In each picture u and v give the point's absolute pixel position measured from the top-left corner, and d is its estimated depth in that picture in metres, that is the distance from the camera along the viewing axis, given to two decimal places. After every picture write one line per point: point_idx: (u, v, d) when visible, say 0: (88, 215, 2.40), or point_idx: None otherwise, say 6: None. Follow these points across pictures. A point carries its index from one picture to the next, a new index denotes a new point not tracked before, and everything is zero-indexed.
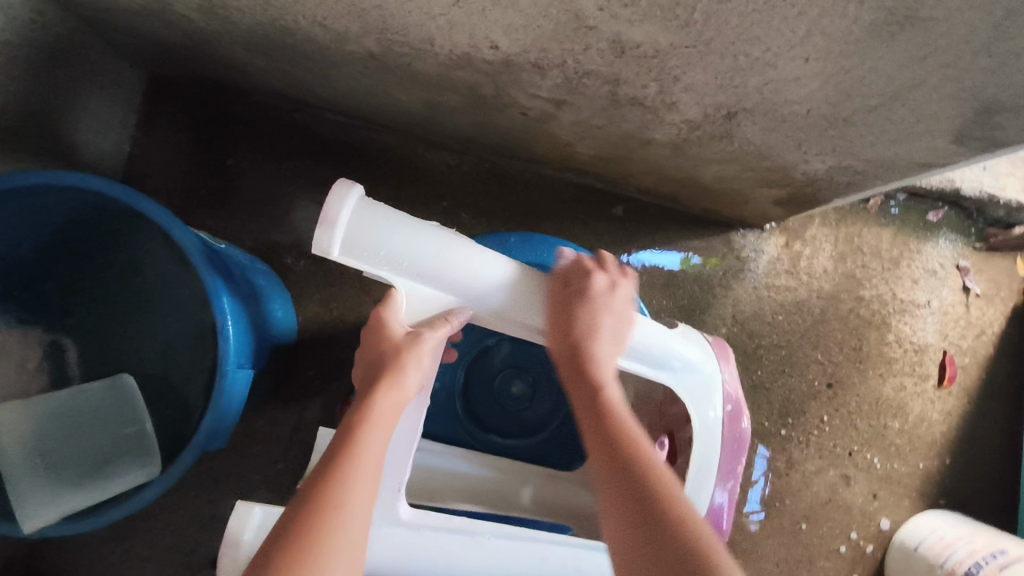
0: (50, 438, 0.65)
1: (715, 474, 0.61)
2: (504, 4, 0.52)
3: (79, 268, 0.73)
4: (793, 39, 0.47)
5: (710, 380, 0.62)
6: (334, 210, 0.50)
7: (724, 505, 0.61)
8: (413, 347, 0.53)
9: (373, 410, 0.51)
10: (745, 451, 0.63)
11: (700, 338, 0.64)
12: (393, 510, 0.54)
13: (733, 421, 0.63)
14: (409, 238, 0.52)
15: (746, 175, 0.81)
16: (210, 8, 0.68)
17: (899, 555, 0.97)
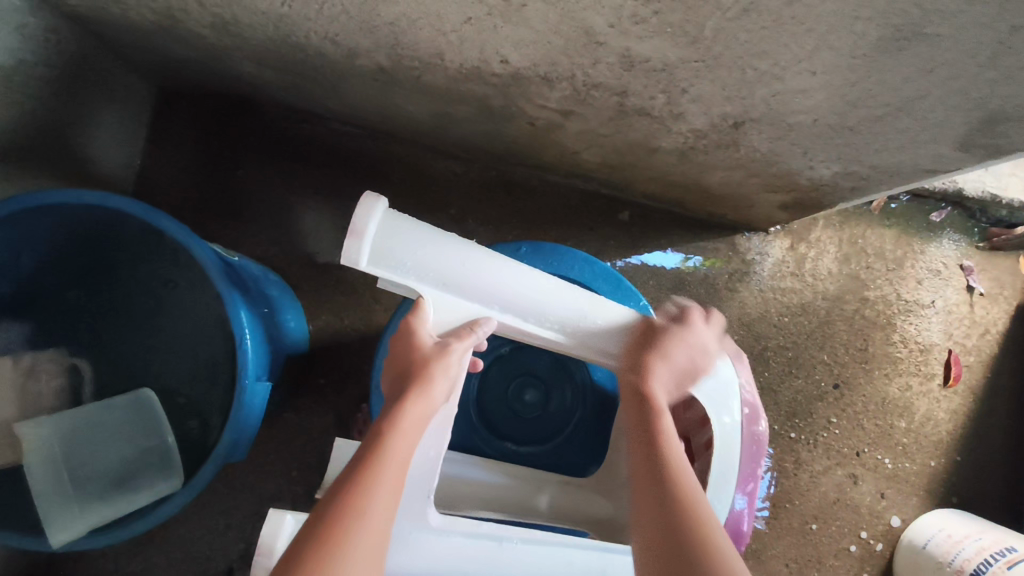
0: (75, 453, 0.67)
1: (737, 474, 0.62)
2: (516, 21, 0.53)
3: (95, 282, 0.74)
4: (801, 53, 0.48)
5: (731, 387, 0.63)
6: (361, 221, 0.53)
7: (743, 508, 0.62)
8: (440, 357, 0.55)
9: (403, 417, 0.53)
10: (763, 454, 0.64)
11: (713, 344, 0.66)
12: (422, 515, 0.56)
13: (751, 425, 0.64)
14: (434, 247, 0.55)
15: (751, 181, 0.82)
16: (222, 26, 0.69)
17: (907, 554, 0.98)
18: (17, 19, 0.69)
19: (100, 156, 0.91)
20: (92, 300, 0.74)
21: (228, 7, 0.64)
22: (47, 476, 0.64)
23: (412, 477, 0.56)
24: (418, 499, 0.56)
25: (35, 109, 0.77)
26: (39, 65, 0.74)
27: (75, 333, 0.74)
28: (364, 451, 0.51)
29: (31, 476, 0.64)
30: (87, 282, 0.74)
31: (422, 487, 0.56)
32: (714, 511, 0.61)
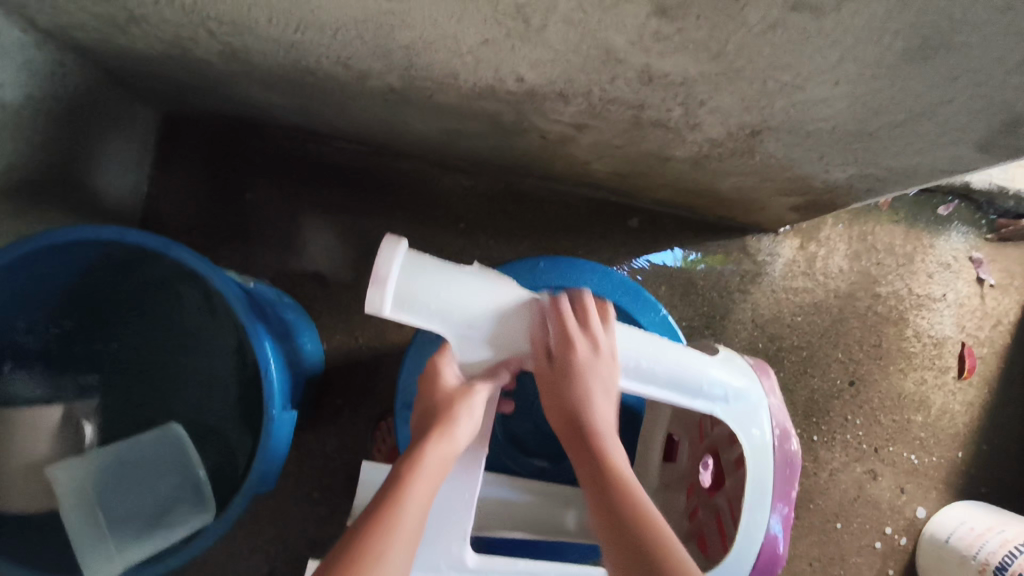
0: (108, 493, 0.66)
1: (771, 496, 0.61)
2: (535, 42, 0.53)
3: (113, 317, 0.73)
4: (825, 65, 0.48)
5: (757, 406, 0.62)
6: (385, 267, 0.51)
7: (780, 531, 0.61)
8: (465, 399, 0.55)
9: (426, 457, 0.53)
10: (797, 473, 0.62)
11: (741, 362, 0.65)
12: (461, 557, 0.55)
13: (783, 443, 0.63)
14: (458, 290, 0.54)
15: (765, 185, 0.82)
16: (230, 53, 0.68)
17: (929, 547, 0.98)
18: (22, 54, 0.68)
19: (107, 186, 0.90)
20: (111, 335, 0.74)
21: (239, 36, 0.63)
22: (82, 517, 0.64)
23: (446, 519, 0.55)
24: (454, 540, 0.55)
25: (43, 142, 0.76)
26: (45, 98, 0.74)
27: (95, 369, 0.73)
28: (383, 494, 0.51)
29: (66, 517, 0.63)
30: (106, 317, 0.73)
31: (457, 527, 0.55)
32: (749, 533, 0.59)
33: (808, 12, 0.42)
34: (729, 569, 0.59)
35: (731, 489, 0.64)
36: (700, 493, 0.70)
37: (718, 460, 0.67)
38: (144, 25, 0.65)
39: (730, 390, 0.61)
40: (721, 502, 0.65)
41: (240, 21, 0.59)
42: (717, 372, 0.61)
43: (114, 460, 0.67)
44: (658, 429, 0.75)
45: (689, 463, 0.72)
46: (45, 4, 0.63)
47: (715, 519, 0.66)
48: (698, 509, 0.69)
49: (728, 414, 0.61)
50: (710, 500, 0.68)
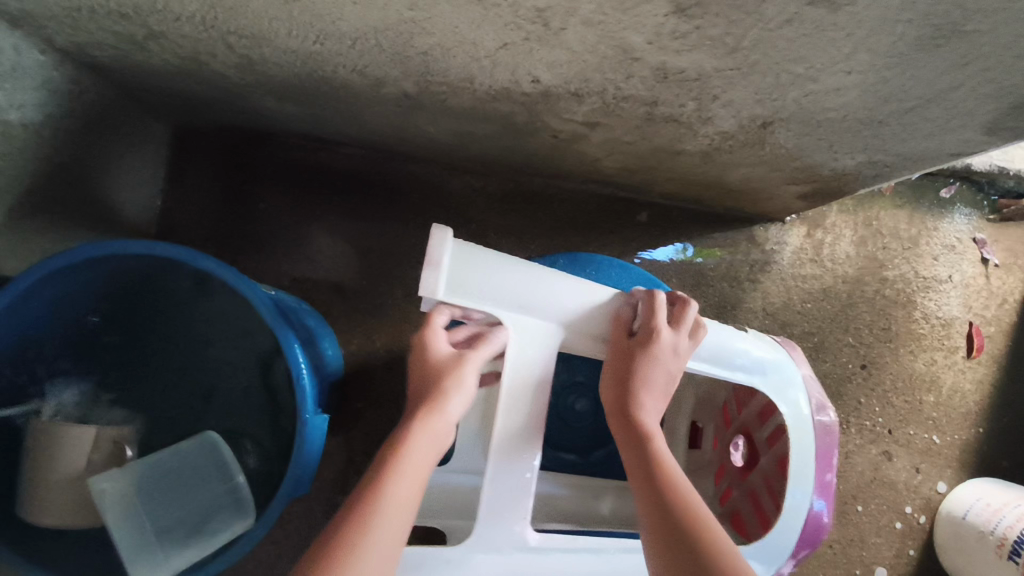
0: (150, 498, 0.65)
1: (814, 467, 0.62)
2: (553, 44, 0.54)
3: (140, 328, 0.75)
4: (838, 56, 0.49)
5: (793, 379, 0.64)
6: (437, 252, 0.53)
7: (824, 502, 0.62)
8: (453, 372, 0.55)
9: (413, 433, 0.53)
10: (837, 443, 0.64)
11: (769, 338, 0.66)
12: (524, 537, 0.56)
13: (820, 415, 0.64)
14: (505, 273, 0.56)
15: (773, 175, 0.83)
16: (247, 65, 0.70)
17: (947, 525, 0.99)
18: (41, 76, 0.69)
19: (126, 202, 0.91)
20: (139, 345, 0.75)
21: (257, 49, 0.64)
22: (128, 526, 0.62)
23: (508, 503, 0.55)
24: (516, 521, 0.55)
25: (64, 161, 0.77)
26: (63, 118, 0.75)
27: (126, 381, 0.75)
28: (376, 470, 0.51)
29: (114, 527, 0.62)
30: (134, 329, 0.75)
31: (518, 507, 0.56)
32: (794, 504, 0.61)
33: (824, 6, 0.43)
34: (779, 542, 0.61)
35: (767, 465, 0.66)
36: (730, 474, 0.71)
37: (749, 439, 0.69)
38: (161, 42, 0.66)
39: (768, 364, 0.63)
40: (756, 478, 0.67)
41: (260, 34, 0.60)
42: (755, 347, 0.63)
43: (154, 467, 0.66)
44: (682, 416, 0.77)
45: (714, 448, 0.75)
46: (66, 25, 0.64)
47: (750, 497, 0.68)
48: (731, 490, 0.71)
49: (768, 388, 0.62)
50: (743, 480, 0.69)
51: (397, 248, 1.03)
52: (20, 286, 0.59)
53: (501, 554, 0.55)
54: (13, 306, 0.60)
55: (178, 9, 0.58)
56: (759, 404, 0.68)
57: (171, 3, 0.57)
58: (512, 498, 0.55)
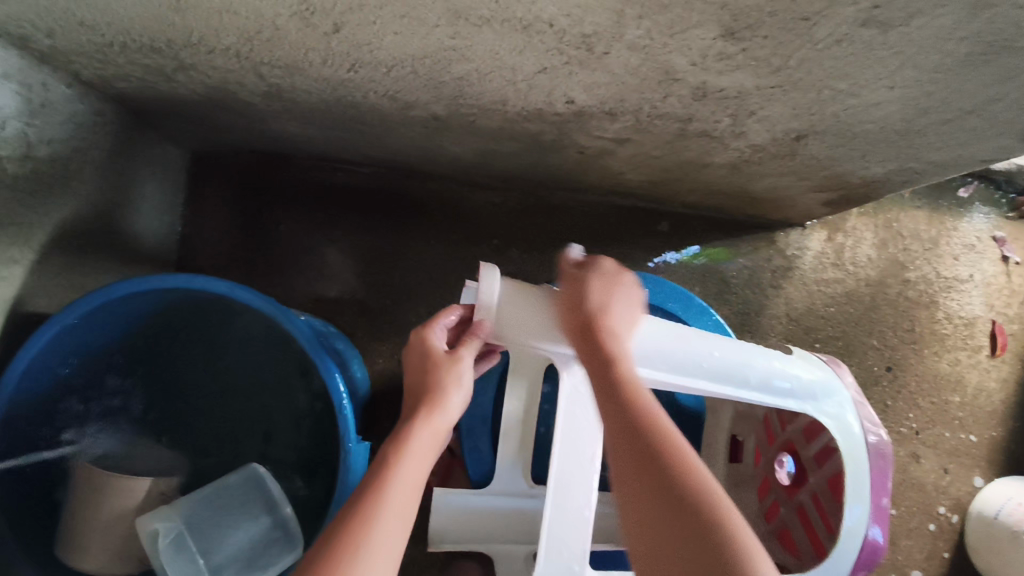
0: (202, 535, 0.64)
1: (869, 490, 0.63)
2: (594, 68, 0.54)
3: (177, 351, 0.75)
4: (884, 73, 0.49)
5: (843, 401, 0.64)
6: (487, 295, 0.57)
7: (880, 524, 0.62)
8: (451, 366, 0.56)
9: (415, 427, 0.53)
10: (891, 464, 0.64)
11: (816, 358, 0.66)
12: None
13: (872, 436, 0.64)
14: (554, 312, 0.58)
15: (800, 183, 0.83)
16: (275, 93, 0.69)
17: (979, 525, 0.99)
18: (70, 111, 0.68)
19: (152, 230, 0.91)
20: (177, 368, 0.76)
21: (288, 77, 0.64)
22: (183, 564, 0.61)
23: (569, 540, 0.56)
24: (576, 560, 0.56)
25: (95, 195, 0.76)
26: (92, 151, 0.74)
27: (163, 405, 0.75)
28: (375, 468, 0.50)
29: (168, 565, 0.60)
30: (171, 352, 0.75)
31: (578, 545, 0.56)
32: (850, 528, 0.62)
33: (877, 27, 0.43)
34: (835, 567, 0.62)
35: (816, 484, 0.68)
36: (777, 490, 0.74)
37: (795, 456, 0.71)
38: (191, 73, 0.65)
39: (819, 388, 0.63)
40: (805, 497, 0.69)
41: (294, 64, 0.60)
42: (803, 371, 0.63)
43: (204, 503, 0.66)
44: (721, 432, 0.78)
45: (755, 463, 0.77)
46: (96, 60, 0.63)
47: (799, 514, 0.70)
48: (778, 505, 0.74)
49: (820, 412, 0.63)
50: (791, 497, 0.72)
51: (418, 266, 1.02)
52: (62, 321, 0.59)
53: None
54: (55, 339, 0.60)
55: (213, 42, 0.57)
56: (804, 423, 0.70)
57: (208, 36, 0.56)
58: (571, 535, 0.56)
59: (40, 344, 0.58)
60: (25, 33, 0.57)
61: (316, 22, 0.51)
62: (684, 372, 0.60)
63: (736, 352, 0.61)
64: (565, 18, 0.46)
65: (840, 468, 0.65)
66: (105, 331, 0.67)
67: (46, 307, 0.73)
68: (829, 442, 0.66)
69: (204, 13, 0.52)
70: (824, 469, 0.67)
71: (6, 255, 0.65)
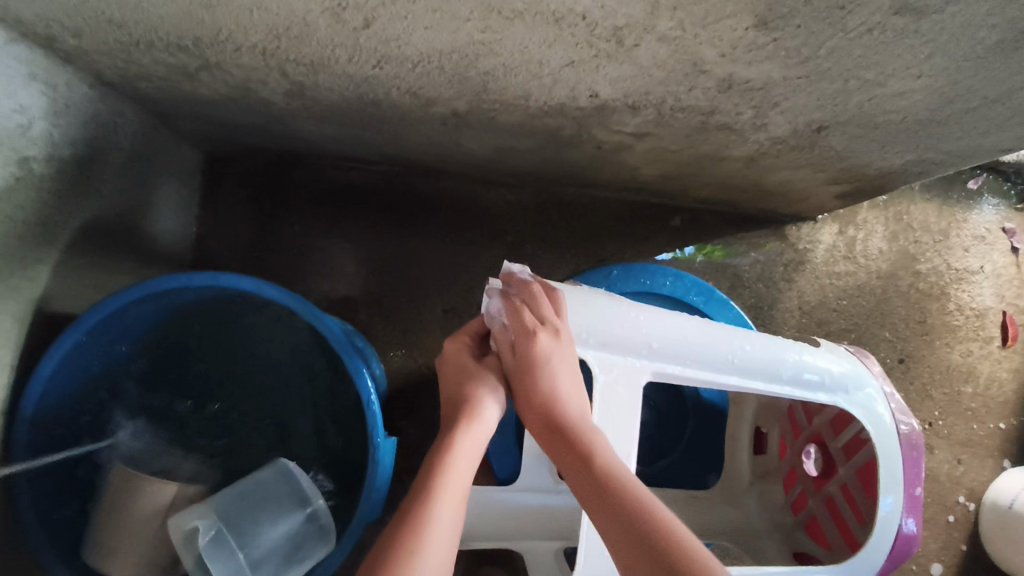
0: (238, 525, 0.63)
1: (902, 480, 0.63)
2: (622, 60, 0.54)
3: (201, 347, 0.75)
4: (912, 61, 0.50)
5: (873, 391, 0.65)
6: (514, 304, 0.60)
7: (913, 515, 0.63)
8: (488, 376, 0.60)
9: (458, 439, 0.56)
10: (923, 455, 0.65)
11: (843, 350, 0.67)
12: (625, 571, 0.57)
13: (904, 427, 0.65)
14: (584, 311, 0.59)
15: (816, 176, 0.83)
16: (296, 91, 0.69)
17: (993, 514, 1.00)
18: (92, 110, 0.68)
19: (171, 231, 0.91)
20: (201, 366, 0.76)
21: (312, 75, 0.64)
22: (221, 555, 0.60)
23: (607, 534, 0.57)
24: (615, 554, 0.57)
25: (116, 196, 0.76)
26: (113, 152, 0.74)
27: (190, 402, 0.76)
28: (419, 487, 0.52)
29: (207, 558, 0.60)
30: (196, 350, 0.75)
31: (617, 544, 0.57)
32: (884, 518, 0.62)
33: (910, 15, 0.43)
34: (868, 557, 0.62)
35: (846, 476, 0.68)
36: (804, 481, 0.74)
37: (823, 448, 0.72)
38: (214, 72, 0.65)
39: (849, 381, 0.64)
40: (834, 489, 0.70)
41: (319, 60, 0.60)
42: (832, 364, 0.64)
43: (237, 497, 0.66)
44: (745, 423, 0.81)
45: (780, 455, 0.78)
46: (119, 58, 0.63)
47: (828, 506, 0.70)
48: (805, 496, 0.74)
49: (850, 404, 0.63)
50: (819, 489, 0.72)
51: (431, 265, 1.02)
52: (88, 321, 0.59)
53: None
54: (82, 339, 0.61)
55: (240, 40, 0.57)
56: (832, 414, 0.71)
57: (235, 33, 0.56)
58: None
59: (69, 341, 0.59)
60: (52, 33, 0.57)
61: (346, 17, 0.51)
62: (716, 366, 0.61)
63: (765, 347, 0.62)
64: (598, 10, 0.46)
65: (872, 458, 0.65)
66: (129, 327, 0.67)
67: (68, 307, 0.73)
68: (861, 433, 0.67)
69: (234, 10, 0.52)
70: (853, 460, 0.68)
71: (33, 255, 0.65)
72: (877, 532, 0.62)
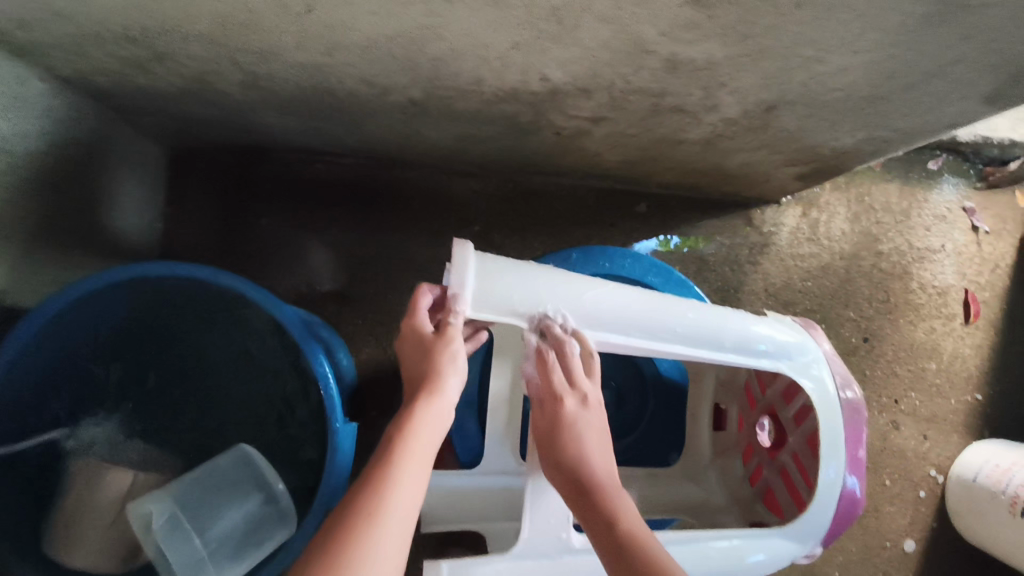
0: (196, 511, 0.64)
1: (845, 442, 0.65)
2: (566, 42, 0.55)
3: (160, 343, 0.75)
4: (848, 37, 0.51)
5: (817, 358, 0.67)
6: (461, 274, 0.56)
7: (855, 477, 0.65)
8: (444, 346, 0.58)
9: (415, 416, 0.55)
10: (865, 417, 0.67)
11: (789, 321, 0.70)
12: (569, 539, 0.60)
13: (845, 393, 0.67)
14: (529, 283, 0.59)
15: (773, 157, 0.85)
16: (252, 81, 0.69)
17: (958, 488, 1.02)
18: (45, 105, 0.68)
19: (132, 228, 0.91)
20: (162, 362, 0.76)
21: (265, 64, 0.64)
22: (179, 543, 0.61)
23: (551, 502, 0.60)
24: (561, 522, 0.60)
25: (72, 191, 0.76)
26: (69, 146, 0.73)
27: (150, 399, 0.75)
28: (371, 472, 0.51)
29: (165, 544, 0.61)
30: (155, 347, 0.75)
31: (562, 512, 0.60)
32: (828, 482, 0.64)
33: None
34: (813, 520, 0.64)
35: (796, 444, 0.70)
36: (760, 453, 0.76)
37: (775, 419, 0.73)
38: (167, 63, 0.65)
39: (792, 348, 0.66)
40: (785, 459, 0.71)
41: (270, 49, 0.60)
42: (774, 332, 0.66)
43: (196, 484, 0.67)
44: (704, 401, 0.83)
45: (739, 430, 0.79)
46: (69, 51, 0.63)
47: (782, 475, 0.72)
48: (762, 468, 0.75)
49: (792, 369, 0.66)
50: (773, 458, 0.74)
51: (397, 256, 1.03)
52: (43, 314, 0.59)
53: (552, 558, 0.59)
54: (35, 333, 0.61)
55: (189, 29, 0.57)
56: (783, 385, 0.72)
57: (183, 23, 0.56)
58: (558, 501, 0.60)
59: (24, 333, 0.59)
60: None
61: (290, 4, 0.51)
62: (658, 335, 0.62)
63: (707, 316, 0.64)
64: None
65: (816, 426, 0.67)
66: (85, 321, 0.67)
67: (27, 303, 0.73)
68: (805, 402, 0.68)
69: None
70: (798, 430, 0.70)
71: None
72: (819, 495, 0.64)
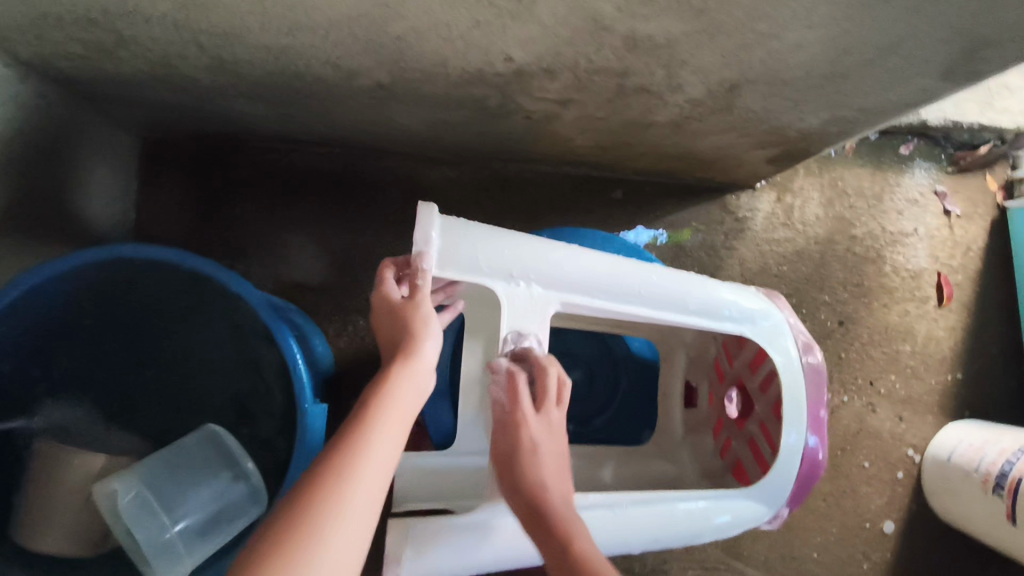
0: (165, 492, 0.65)
1: (807, 404, 0.68)
2: (525, 19, 0.55)
3: (132, 329, 0.76)
4: (800, 11, 0.52)
5: (780, 325, 0.70)
6: (425, 232, 0.57)
7: (817, 439, 0.68)
8: (416, 313, 0.55)
9: (391, 378, 0.52)
10: (826, 380, 0.70)
11: (756, 292, 0.71)
12: None
13: (808, 356, 0.70)
14: (493, 244, 0.60)
15: (742, 140, 0.85)
16: (218, 66, 0.70)
17: (933, 468, 1.03)
18: (9, 91, 0.68)
19: (106, 218, 0.91)
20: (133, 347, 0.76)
21: (229, 47, 0.64)
22: (145, 520, 0.62)
23: None
24: None
25: (40, 179, 0.76)
26: (36, 133, 0.73)
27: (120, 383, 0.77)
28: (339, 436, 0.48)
29: (132, 524, 0.61)
30: (126, 333, 0.76)
31: None
32: (791, 446, 0.67)
33: None
34: (776, 483, 0.67)
35: (762, 413, 0.71)
36: (729, 427, 0.77)
37: (743, 390, 0.74)
38: (131, 47, 0.65)
39: (757, 314, 0.69)
40: (753, 427, 0.73)
41: (233, 31, 0.60)
42: (741, 298, 0.68)
43: (166, 464, 0.67)
44: (677, 377, 0.84)
45: (709, 405, 0.81)
46: (30, 35, 0.63)
47: (750, 445, 0.73)
48: (731, 440, 0.76)
49: (756, 333, 0.68)
50: (741, 430, 0.75)
51: (373, 244, 1.03)
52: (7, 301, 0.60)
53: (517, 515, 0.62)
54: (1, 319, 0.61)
55: (150, 11, 0.57)
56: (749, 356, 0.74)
57: (143, 4, 0.56)
58: None
59: None
60: None
61: None
62: (624, 299, 0.64)
63: (671, 278, 0.66)
64: None
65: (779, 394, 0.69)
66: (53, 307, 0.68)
67: None
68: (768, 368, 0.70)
69: None
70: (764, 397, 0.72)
71: None
72: (782, 456, 0.66)
